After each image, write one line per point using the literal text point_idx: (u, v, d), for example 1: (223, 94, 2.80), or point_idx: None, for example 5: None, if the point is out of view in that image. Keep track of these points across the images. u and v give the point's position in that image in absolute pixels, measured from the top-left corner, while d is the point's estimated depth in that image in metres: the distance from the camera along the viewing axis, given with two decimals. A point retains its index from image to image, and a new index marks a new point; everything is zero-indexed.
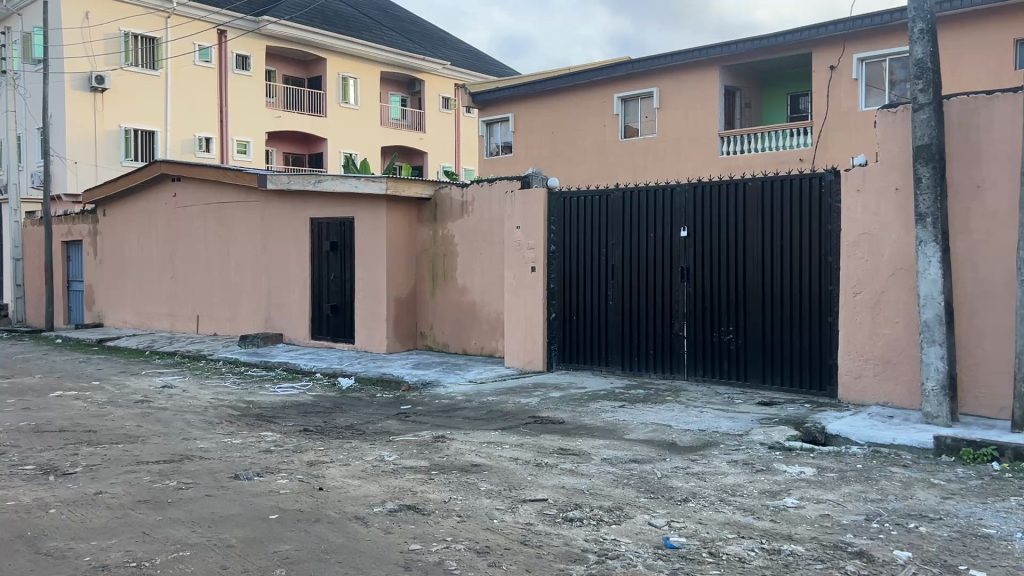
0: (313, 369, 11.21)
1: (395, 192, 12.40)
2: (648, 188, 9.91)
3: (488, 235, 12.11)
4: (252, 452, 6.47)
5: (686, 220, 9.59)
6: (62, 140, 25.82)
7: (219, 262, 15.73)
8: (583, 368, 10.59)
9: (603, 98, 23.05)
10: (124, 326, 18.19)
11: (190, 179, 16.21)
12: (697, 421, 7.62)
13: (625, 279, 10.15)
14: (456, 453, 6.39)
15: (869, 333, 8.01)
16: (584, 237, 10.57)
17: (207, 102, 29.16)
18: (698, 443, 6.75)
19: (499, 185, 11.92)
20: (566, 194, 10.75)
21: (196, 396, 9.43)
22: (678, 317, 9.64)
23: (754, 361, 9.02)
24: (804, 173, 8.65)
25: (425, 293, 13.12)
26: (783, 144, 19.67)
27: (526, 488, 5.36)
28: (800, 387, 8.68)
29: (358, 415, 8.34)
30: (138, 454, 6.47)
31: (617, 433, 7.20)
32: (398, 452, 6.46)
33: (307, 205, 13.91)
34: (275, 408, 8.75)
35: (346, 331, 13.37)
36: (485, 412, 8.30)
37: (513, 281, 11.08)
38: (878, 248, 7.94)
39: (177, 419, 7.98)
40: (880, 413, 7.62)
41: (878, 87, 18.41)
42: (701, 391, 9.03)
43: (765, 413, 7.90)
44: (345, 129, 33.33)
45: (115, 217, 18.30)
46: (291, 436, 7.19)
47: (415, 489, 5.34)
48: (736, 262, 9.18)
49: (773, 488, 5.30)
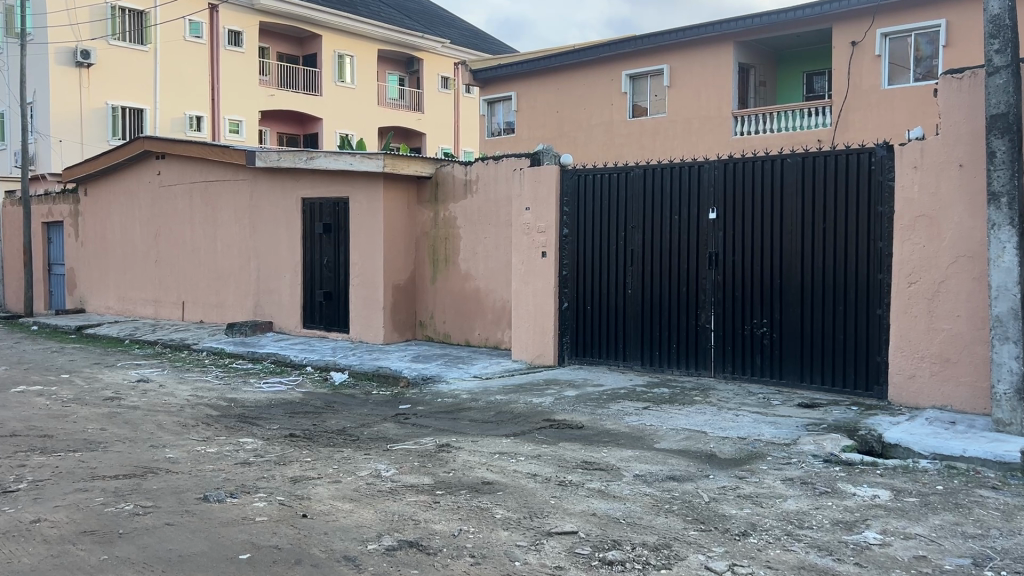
0: (303, 362, 10.32)
1: (393, 170, 11.49)
2: (673, 165, 8.99)
3: (493, 217, 11.19)
4: (228, 465, 5.57)
5: (715, 201, 8.68)
6: (46, 116, 24.80)
7: (206, 246, 14.79)
8: (596, 362, 9.71)
9: (610, 76, 22.06)
10: (106, 311, 17.26)
11: (175, 157, 15.25)
12: (733, 427, 6.74)
13: (645, 267, 9.25)
14: (464, 467, 5.51)
15: (925, 327, 7.15)
16: (600, 218, 9.66)
17: (198, 79, 28.11)
18: (742, 455, 5.89)
19: (507, 162, 10.93)
20: (581, 171, 9.80)
21: (173, 392, 8.52)
22: (704, 308, 8.75)
23: (791, 358, 8.15)
24: (851, 149, 7.74)
25: (425, 278, 12.21)
26: (800, 125, 18.73)
27: (551, 516, 4.47)
28: (843, 387, 7.80)
29: (351, 416, 7.45)
30: (95, 465, 5.57)
31: (645, 441, 6.33)
32: (396, 466, 5.56)
33: (299, 184, 12.96)
34: (259, 407, 7.84)
35: (339, 320, 12.48)
36: (494, 413, 7.42)
37: (522, 267, 10.17)
38: (937, 231, 7.09)
39: (148, 422, 7.07)
40: (939, 418, 6.75)
41: (902, 63, 17.50)
42: (732, 390, 8.15)
43: (810, 417, 7.01)
44: (341, 109, 32.34)
45: (97, 197, 17.31)
46: (274, 444, 6.29)
47: (417, 517, 4.45)
48: (772, 248, 8.28)
49: (846, 519, 4.43)
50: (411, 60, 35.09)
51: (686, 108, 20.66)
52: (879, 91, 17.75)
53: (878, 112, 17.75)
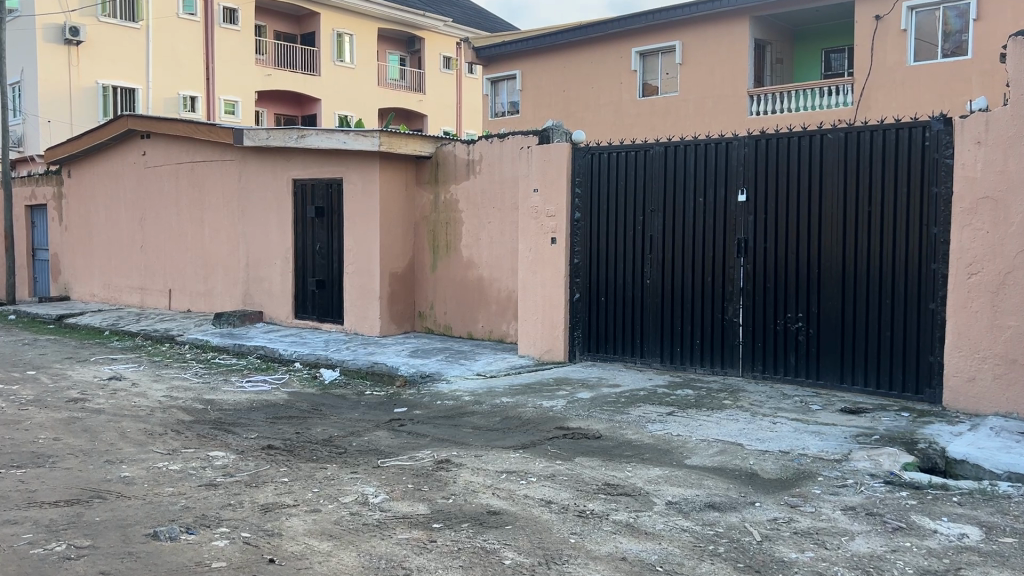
0: (292, 357, 9.51)
1: (390, 149, 10.63)
2: (696, 143, 8.14)
3: (498, 199, 10.35)
4: (190, 488, 4.76)
5: (746, 181, 7.83)
6: (34, 96, 23.93)
7: (193, 230, 13.96)
8: (610, 359, 8.89)
9: (619, 53, 21.11)
10: (91, 299, 16.45)
11: (161, 136, 14.39)
12: (773, 439, 5.92)
13: (666, 254, 8.40)
14: (466, 492, 4.69)
15: (989, 324, 6.37)
16: (614, 201, 8.79)
17: (192, 57, 27.15)
18: (789, 476, 5.10)
19: (513, 140, 10.07)
20: (595, 149, 8.90)
21: (145, 393, 7.71)
22: (731, 300, 7.92)
23: (830, 355, 7.33)
24: (900, 123, 6.87)
25: (424, 265, 11.40)
26: (818, 104, 17.71)
27: (570, 564, 3.66)
28: (889, 390, 6.98)
29: (340, 422, 6.64)
30: (35, 488, 4.76)
31: (673, 457, 5.52)
32: (386, 489, 4.74)
33: (289, 164, 12.11)
34: (238, 411, 7.03)
35: (333, 310, 11.67)
36: (499, 420, 6.62)
37: (529, 255, 9.33)
38: (1003, 216, 6.29)
39: (109, 430, 6.25)
40: (1005, 428, 5.95)
41: (929, 39, 16.57)
42: (764, 393, 7.33)
43: (856, 426, 6.19)
44: (340, 90, 31.40)
45: (80, 178, 16.47)
46: (247, 458, 5.48)
47: (408, 564, 3.64)
48: (809, 234, 7.44)
49: (935, 567, 3.61)
50: (412, 40, 34.07)
51: (699, 87, 19.73)
52: (904, 68, 16.79)
53: (904, 91, 16.80)
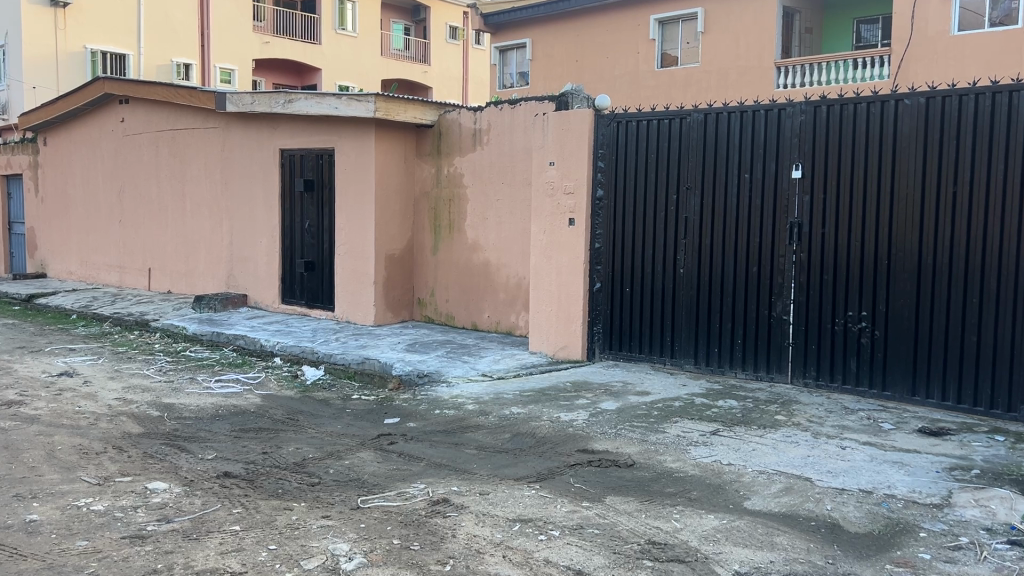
0: (272, 352, 8.38)
1: (387, 115, 9.45)
2: (743, 109, 6.94)
3: (507, 174, 9.18)
4: (110, 542, 3.65)
5: (802, 154, 6.65)
6: (19, 60, 22.74)
7: (174, 205, 12.82)
8: (636, 358, 7.76)
9: (636, 20, 19.80)
10: (68, 277, 15.35)
11: (140, 101, 13.20)
12: (848, 472, 4.77)
13: (704, 240, 7.23)
14: (468, 554, 3.57)
15: None
16: (642, 177, 7.60)
17: (187, 22, 25.83)
18: (881, 530, 3.97)
19: (526, 107, 8.88)
20: (621, 117, 7.70)
21: (97, 395, 6.61)
22: (780, 295, 6.77)
23: (899, 361, 6.18)
24: (997, 86, 5.71)
25: (425, 246, 10.25)
26: (851, 77, 16.32)
27: None
28: (972, 406, 5.87)
29: (317, 439, 5.53)
30: None
31: (728, 498, 4.39)
32: (362, 548, 3.62)
33: (276, 132, 10.92)
34: (199, 421, 5.93)
35: (323, 295, 10.55)
36: (509, 438, 5.50)
37: (544, 237, 8.17)
38: None
39: (37, 447, 5.16)
40: None
41: (975, 8, 15.30)
42: (821, 406, 6.21)
43: (945, 455, 5.06)
44: (341, 58, 30.04)
45: (57, 146, 15.31)
46: (194, 493, 4.36)
47: None
48: (876, 217, 6.26)
49: None
50: (418, 8, 32.70)
51: (722, 56, 18.41)
52: (947, 38, 15.45)
53: (947, 63, 15.47)
